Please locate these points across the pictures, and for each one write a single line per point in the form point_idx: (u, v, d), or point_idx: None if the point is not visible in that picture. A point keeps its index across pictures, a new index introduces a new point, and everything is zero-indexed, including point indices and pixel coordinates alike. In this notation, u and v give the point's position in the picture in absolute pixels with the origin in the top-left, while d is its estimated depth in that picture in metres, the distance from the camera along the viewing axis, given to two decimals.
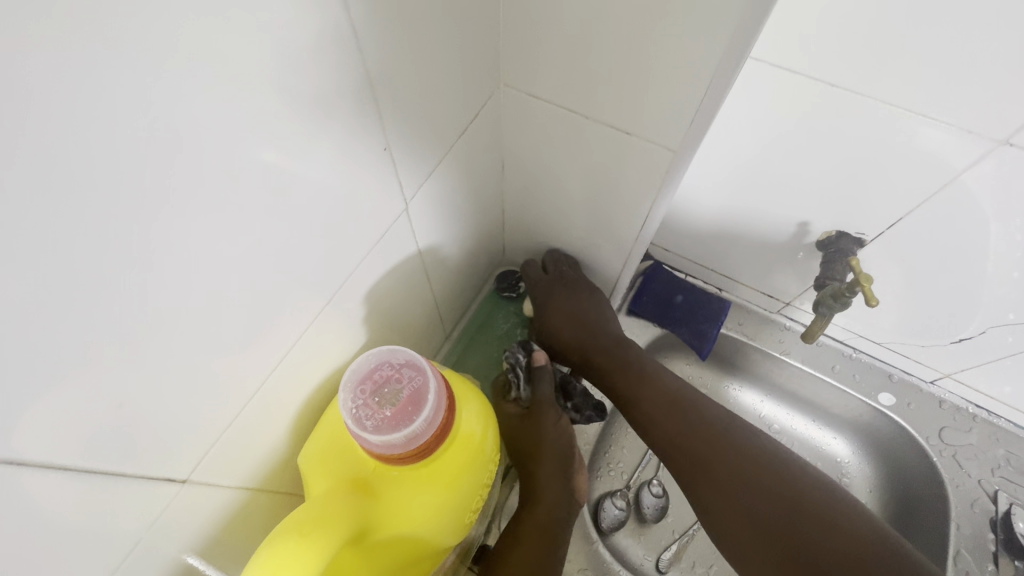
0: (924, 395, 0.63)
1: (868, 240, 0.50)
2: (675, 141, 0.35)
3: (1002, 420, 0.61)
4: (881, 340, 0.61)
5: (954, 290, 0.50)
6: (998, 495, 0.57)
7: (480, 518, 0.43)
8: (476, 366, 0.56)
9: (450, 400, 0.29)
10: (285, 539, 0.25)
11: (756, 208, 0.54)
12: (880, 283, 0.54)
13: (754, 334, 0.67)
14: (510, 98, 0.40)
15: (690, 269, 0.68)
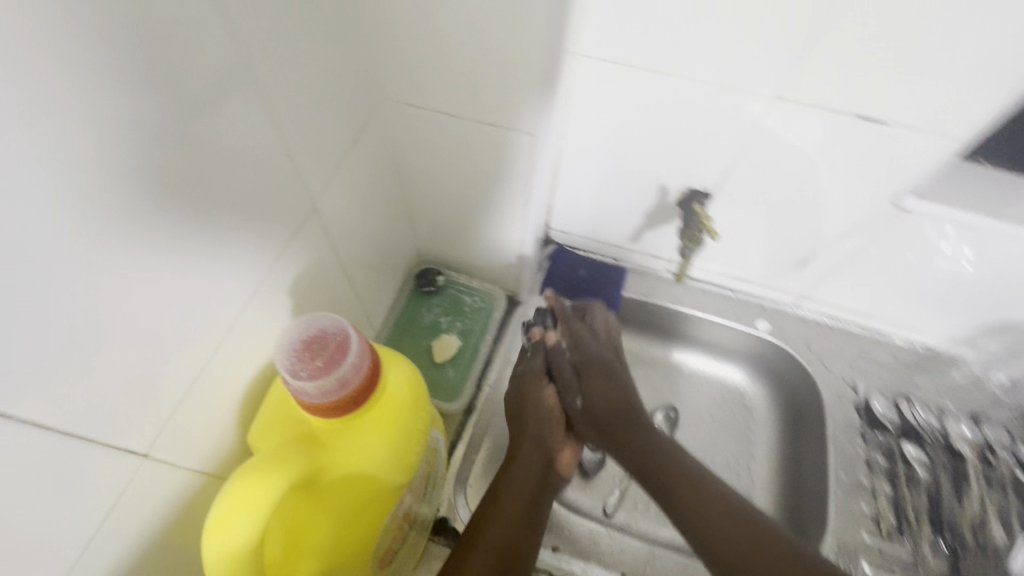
0: (790, 317, 0.75)
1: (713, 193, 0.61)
2: (529, 124, 0.43)
3: (850, 324, 0.74)
4: (749, 277, 0.73)
5: (785, 222, 0.62)
6: (857, 385, 0.70)
7: (427, 480, 0.48)
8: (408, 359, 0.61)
9: (376, 353, 0.34)
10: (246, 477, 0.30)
11: (626, 181, 0.64)
12: (732, 227, 0.66)
13: (650, 292, 0.77)
14: (392, 108, 0.46)
15: (587, 245, 0.77)
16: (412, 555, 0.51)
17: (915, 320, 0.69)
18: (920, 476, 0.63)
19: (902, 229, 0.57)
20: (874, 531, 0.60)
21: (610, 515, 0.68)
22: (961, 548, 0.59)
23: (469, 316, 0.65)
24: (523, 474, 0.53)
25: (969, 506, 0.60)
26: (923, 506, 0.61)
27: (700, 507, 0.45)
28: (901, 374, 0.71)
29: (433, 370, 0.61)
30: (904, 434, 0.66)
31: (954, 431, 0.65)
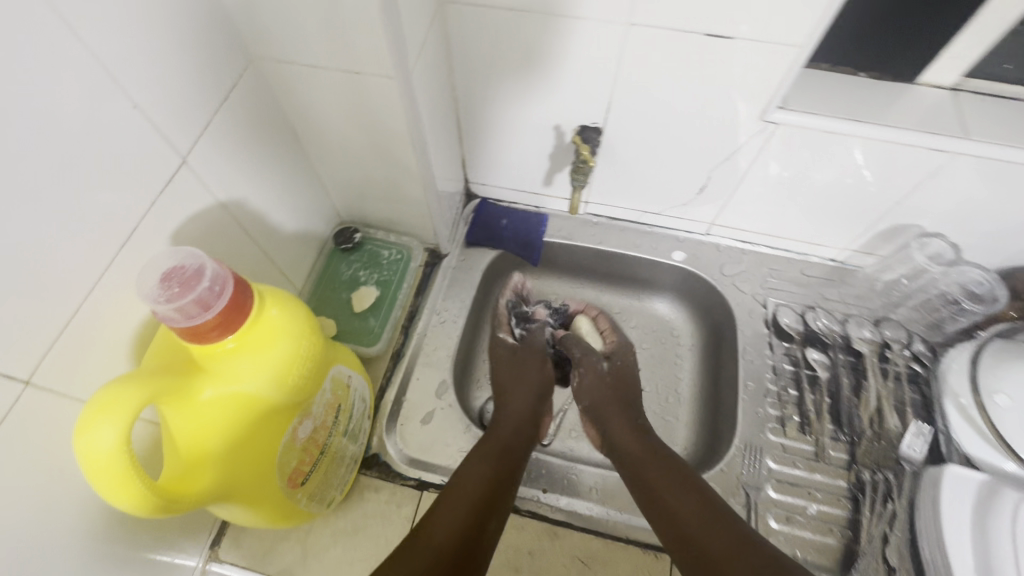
0: (705, 246, 0.79)
1: (605, 128, 0.64)
2: (394, 69, 0.46)
3: (761, 247, 0.77)
4: (661, 211, 0.76)
5: (675, 152, 0.66)
6: (767, 301, 0.74)
7: (341, 412, 0.52)
8: (330, 312, 0.64)
9: (243, 283, 0.38)
10: (123, 387, 0.32)
11: (524, 126, 0.67)
12: (628, 160, 0.69)
13: (572, 235, 0.80)
14: (267, 67, 0.49)
15: (507, 196, 0.80)
16: (342, 486, 0.56)
17: (817, 236, 0.73)
18: (822, 377, 0.67)
19: (780, 144, 0.60)
20: (778, 430, 0.65)
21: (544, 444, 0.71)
22: (859, 437, 0.63)
23: (386, 268, 0.68)
24: (478, 473, 0.54)
25: (865, 399, 0.65)
26: (824, 404, 0.66)
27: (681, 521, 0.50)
28: (808, 288, 0.75)
29: (354, 319, 0.64)
30: (809, 342, 0.70)
31: (855, 335, 0.70)
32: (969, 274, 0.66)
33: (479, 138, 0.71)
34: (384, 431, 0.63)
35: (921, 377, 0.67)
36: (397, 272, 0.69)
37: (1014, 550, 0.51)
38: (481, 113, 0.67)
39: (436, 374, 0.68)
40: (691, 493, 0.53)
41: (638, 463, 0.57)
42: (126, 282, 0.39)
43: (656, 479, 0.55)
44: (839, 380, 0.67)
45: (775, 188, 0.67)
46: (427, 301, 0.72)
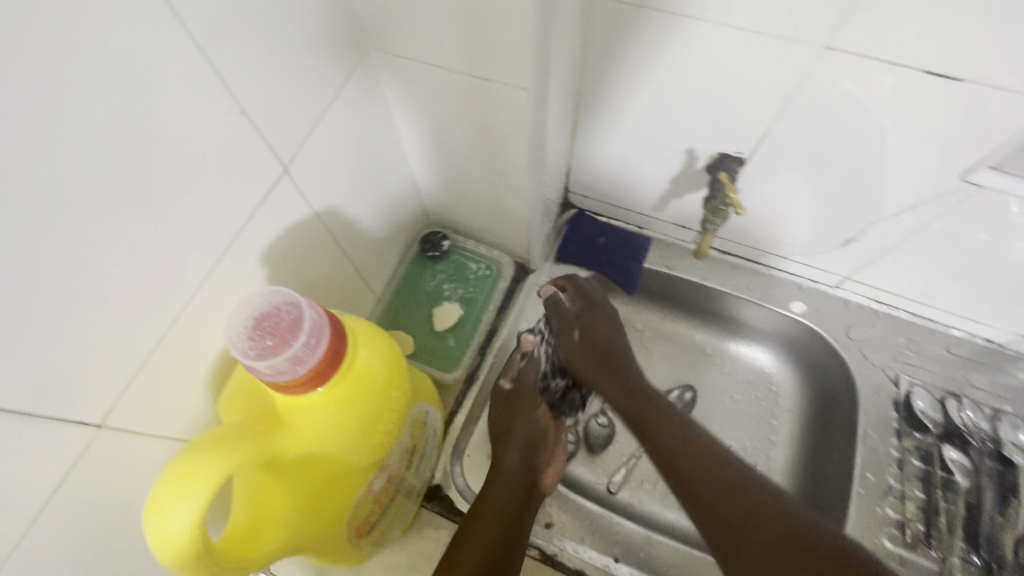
0: (832, 300, 0.68)
1: (749, 159, 0.55)
2: (530, 81, 0.39)
3: (900, 312, 0.66)
4: (787, 254, 0.66)
5: (829, 197, 0.55)
6: (900, 378, 0.63)
7: (414, 453, 0.47)
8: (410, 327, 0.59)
9: (338, 327, 0.33)
10: (198, 461, 0.28)
11: (649, 143, 0.58)
12: (765, 196, 0.59)
13: (675, 266, 0.71)
14: (383, 61, 0.42)
15: (608, 212, 0.72)
16: (402, 523, 0.52)
17: (978, 313, 0.61)
18: (960, 484, 0.57)
19: (973, 209, 0.49)
20: (896, 538, 0.55)
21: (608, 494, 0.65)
22: (999, 566, 0.53)
23: (473, 283, 0.62)
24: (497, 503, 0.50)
25: (1013, 521, 0.54)
26: (958, 516, 0.56)
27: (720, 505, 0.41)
28: (953, 370, 0.63)
29: (433, 337, 0.59)
30: (947, 437, 0.59)
31: (1007, 438, 0.58)
32: None
33: (592, 148, 0.63)
34: (448, 460, 0.58)
35: None
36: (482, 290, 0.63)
37: None
38: (603, 123, 0.58)
39: None
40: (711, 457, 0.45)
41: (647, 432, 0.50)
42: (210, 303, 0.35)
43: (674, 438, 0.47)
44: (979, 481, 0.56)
45: (945, 253, 0.55)
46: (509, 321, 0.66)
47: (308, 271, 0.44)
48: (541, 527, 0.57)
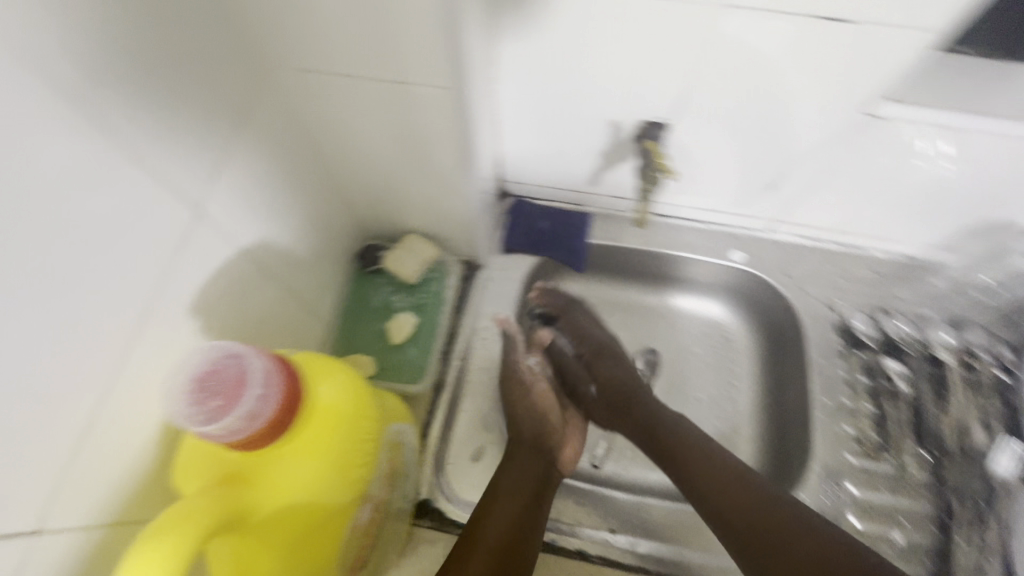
0: (768, 244, 0.71)
1: (672, 123, 0.56)
2: (446, 80, 0.39)
3: (829, 244, 0.70)
4: (720, 207, 0.69)
5: (750, 149, 0.58)
6: (838, 306, 0.67)
7: (394, 472, 0.45)
8: (364, 349, 0.56)
9: (287, 368, 0.32)
10: (152, 541, 0.26)
11: (572, 122, 0.59)
12: (690, 154, 0.61)
13: (620, 237, 0.72)
14: (286, 75, 0.42)
15: (546, 195, 0.72)
16: (395, 546, 0.51)
17: (894, 232, 0.67)
18: (904, 392, 0.62)
19: (879, 140, 0.52)
20: (858, 452, 0.60)
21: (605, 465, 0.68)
22: (945, 459, 0.59)
23: (419, 290, 0.60)
24: (506, 507, 0.51)
25: (951, 415, 0.60)
26: (906, 421, 0.61)
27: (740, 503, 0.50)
28: (881, 290, 0.68)
29: (392, 354, 0.56)
30: (887, 350, 0.64)
31: (934, 340, 0.64)
32: None
33: (518, 135, 0.62)
34: (433, 475, 0.57)
35: (1009, 388, 0.62)
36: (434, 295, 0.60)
37: None
38: (526, 108, 0.58)
39: (485, 405, 0.62)
40: (721, 473, 0.52)
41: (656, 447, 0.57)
42: (144, 349, 0.34)
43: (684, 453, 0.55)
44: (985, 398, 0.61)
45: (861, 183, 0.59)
46: (468, 321, 0.66)
47: (242, 312, 0.43)
48: None
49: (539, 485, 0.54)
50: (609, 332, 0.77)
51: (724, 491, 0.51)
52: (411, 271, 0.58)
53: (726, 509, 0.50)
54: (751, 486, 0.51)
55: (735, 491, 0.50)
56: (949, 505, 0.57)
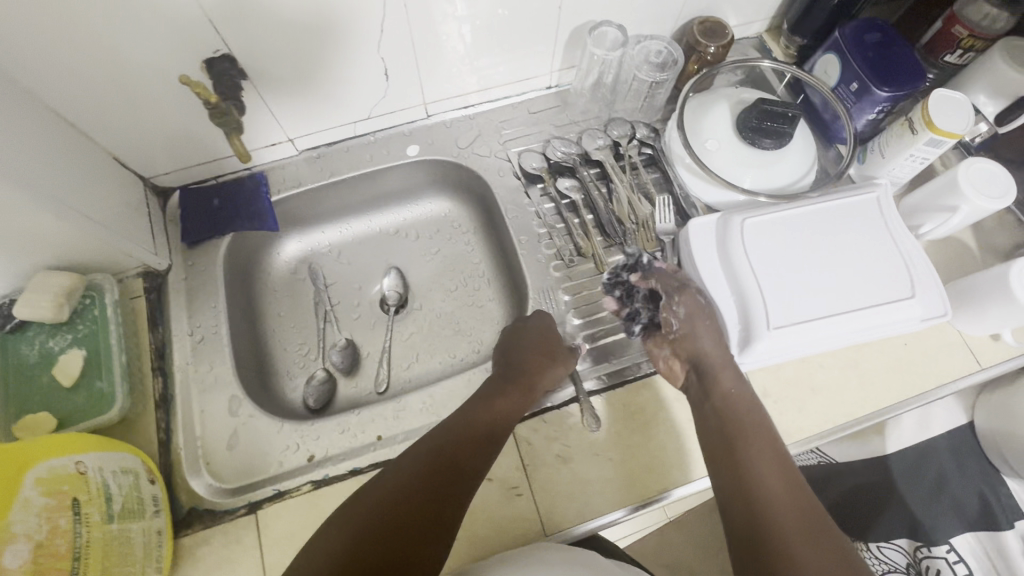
0: (434, 128, 0.75)
1: (233, 53, 0.56)
2: None
3: (483, 105, 0.76)
4: (370, 113, 0.71)
5: (336, 48, 0.60)
6: (509, 154, 0.74)
7: (83, 502, 0.43)
8: (37, 406, 0.54)
9: None
10: None
11: (149, 89, 0.56)
12: (292, 75, 0.61)
13: (300, 181, 0.72)
14: None
15: (206, 173, 0.70)
16: (156, 563, 0.49)
17: (521, 71, 0.73)
18: (579, 200, 0.71)
19: None
20: (561, 265, 0.68)
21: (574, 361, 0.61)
22: (626, 237, 0.68)
23: (80, 321, 0.58)
24: (418, 462, 0.48)
25: (619, 200, 0.70)
26: (589, 222, 0.70)
27: (740, 444, 0.50)
28: (538, 123, 0.76)
29: (72, 396, 0.55)
30: (557, 173, 0.72)
31: (590, 147, 0.73)
32: (650, 45, 0.70)
33: (112, 125, 0.58)
34: (188, 481, 0.56)
35: (656, 158, 0.74)
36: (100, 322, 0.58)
37: (750, 262, 0.60)
38: (90, 94, 0.54)
39: (220, 393, 0.61)
40: (743, 400, 0.53)
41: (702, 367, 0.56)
42: None
43: (711, 366, 0.56)
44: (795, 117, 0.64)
45: (452, 38, 0.64)
46: (171, 327, 0.63)
47: None
48: (305, 463, 0.58)
49: (480, 444, 0.51)
50: (352, 269, 0.78)
51: (728, 396, 0.54)
52: (54, 306, 0.55)
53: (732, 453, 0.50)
54: (763, 425, 0.51)
55: (746, 426, 0.51)
56: None
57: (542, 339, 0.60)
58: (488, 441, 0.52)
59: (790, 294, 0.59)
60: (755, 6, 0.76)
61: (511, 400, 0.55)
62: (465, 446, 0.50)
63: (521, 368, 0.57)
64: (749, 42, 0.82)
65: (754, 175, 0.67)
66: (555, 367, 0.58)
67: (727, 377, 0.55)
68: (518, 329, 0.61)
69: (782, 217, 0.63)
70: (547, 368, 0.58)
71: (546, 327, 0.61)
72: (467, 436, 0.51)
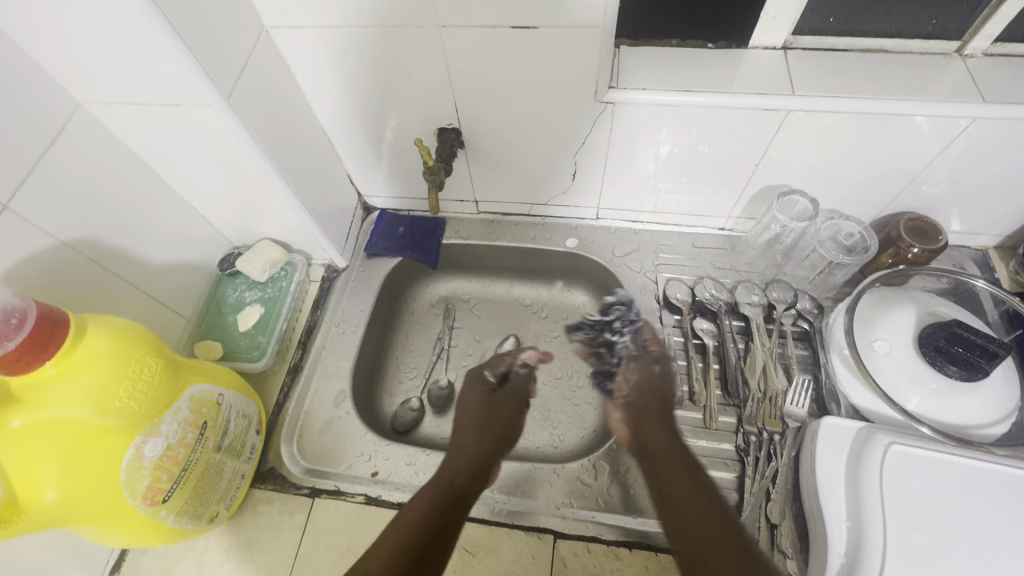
0: (598, 230, 0.81)
1: (461, 127, 0.67)
2: (205, 97, 0.48)
3: (651, 225, 0.80)
4: (549, 201, 0.79)
5: (542, 147, 0.68)
6: (659, 277, 0.76)
7: (208, 426, 0.53)
8: (217, 335, 0.70)
9: (54, 317, 0.42)
10: None
11: (392, 136, 0.71)
12: (498, 156, 0.71)
13: (470, 235, 0.82)
14: (100, 108, 0.51)
15: (404, 206, 0.84)
16: (229, 502, 0.57)
17: (698, 207, 0.75)
18: (710, 346, 0.70)
19: (628, 121, 0.62)
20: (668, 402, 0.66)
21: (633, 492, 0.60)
22: (747, 403, 0.64)
23: (271, 285, 0.73)
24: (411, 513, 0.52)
25: (751, 362, 0.67)
26: (713, 371, 0.68)
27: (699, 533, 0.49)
28: (698, 259, 0.77)
29: (240, 338, 0.70)
30: (698, 313, 0.72)
31: (742, 300, 0.71)
32: (844, 225, 0.69)
33: (357, 153, 0.74)
34: (280, 444, 0.65)
35: (810, 335, 0.70)
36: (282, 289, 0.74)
37: (883, 494, 0.52)
38: (353, 130, 0.70)
39: (335, 383, 0.70)
40: (694, 492, 0.53)
41: (663, 465, 0.56)
42: None
43: (667, 473, 0.56)
44: (1004, 353, 0.53)
45: (641, 164, 0.69)
46: (326, 314, 0.75)
47: (70, 294, 0.54)
48: (367, 477, 0.63)
49: (447, 493, 0.54)
50: (479, 321, 0.85)
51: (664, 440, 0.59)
52: (259, 269, 0.71)
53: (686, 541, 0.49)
54: (715, 509, 0.51)
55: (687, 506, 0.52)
56: (749, 444, 0.62)
57: (478, 402, 0.66)
58: (462, 487, 0.55)
59: (923, 554, 0.49)
60: (986, 219, 0.69)
61: (464, 459, 0.59)
62: (435, 492, 0.54)
63: (463, 432, 0.63)
64: (968, 252, 0.74)
65: (925, 399, 0.58)
66: (489, 430, 0.64)
67: (675, 478, 0.55)
68: (461, 404, 0.67)
69: (947, 460, 0.53)
70: (483, 432, 0.63)
71: (478, 389, 0.68)
72: (430, 489, 0.54)
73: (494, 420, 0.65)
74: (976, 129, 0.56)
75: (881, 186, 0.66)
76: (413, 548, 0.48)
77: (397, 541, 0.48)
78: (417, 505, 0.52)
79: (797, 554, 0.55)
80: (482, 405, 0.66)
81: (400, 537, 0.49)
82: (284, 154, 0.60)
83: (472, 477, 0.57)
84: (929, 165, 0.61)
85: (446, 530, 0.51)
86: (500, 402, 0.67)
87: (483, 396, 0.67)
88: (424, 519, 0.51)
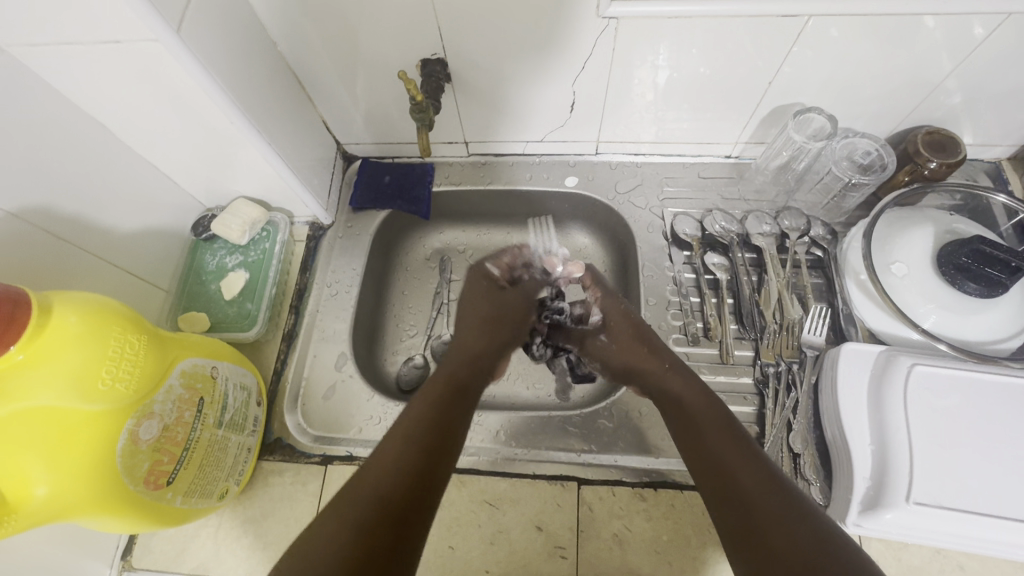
0: (598, 166, 0.76)
1: (447, 58, 0.61)
2: (148, 30, 0.41)
3: (654, 156, 0.75)
4: (544, 137, 0.73)
5: (537, 76, 0.62)
6: (664, 213, 0.73)
7: (204, 400, 0.49)
8: (202, 305, 0.65)
9: (12, 296, 0.38)
10: None
11: (369, 72, 0.63)
12: (488, 90, 0.65)
13: (462, 180, 0.77)
14: (26, 54, 0.43)
15: (389, 153, 0.78)
16: (237, 477, 0.55)
17: (704, 135, 0.71)
18: (723, 280, 0.68)
19: (632, 40, 0.56)
20: (682, 340, 0.65)
21: (652, 432, 0.60)
22: (764, 335, 0.63)
23: (253, 248, 0.68)
24: (402, 427, 0.45)
25: (766, 293, 0.65)
26: (727, 305, 0.66)
27: (736, 475, 0.42)
28: (704, 190, 0.74)
29: (227, 307, 0.65)
30: (708, 247, 0.69)
31: (753, 230, 0.69)
32: (859, 144, 0.66)
33: (331, 95, 0.67)
34: (284, 414, 0.62)
35: (823, 262, 0.68)
36: (265, 251, 0.69)
37: (907, 414, 0.51)
38: (325, 69, 0.63)
39: (334, 347, 0.66)
40: (726, 437, 0.45)
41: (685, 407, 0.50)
42: None
43: (687, 400, 0.50)
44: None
45: (644, 89, 0.63)
46: (316, 275, 0.70)
47: (30, 273, 0.49)
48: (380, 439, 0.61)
49: (450, 389, 0.51)
50: None
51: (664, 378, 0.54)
52: (239, 231, 0.65)
53: (709, 480, 0.43)
54: (752, 454, 0.43)
55: (726, 458, 0.43)
56: (768, 376, 0.61)
57: (484, 298, 0.63)
58: (451, 402, 0.49)
59: (949, 469, 0.49)
60: (1003, 129, 0.66)
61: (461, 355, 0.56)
62: (432, 401, 0.48)
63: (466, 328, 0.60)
64: (980, 164, 0.71)
65: (943, 318, 0.57)
66: (497, 324, 0.61)
67: (700, 411, 0.49)
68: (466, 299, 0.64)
69: (968, 375, 0.52)
70: (491, 330, 0.60)
71: (484, 286, 0.64)
72: (431, 388, 0.50)
73: (503, 319, 0.62)
74: (1009, 28, 0.51)
75: (899, 100, 0.62)
76: (416, 449, 0.43)
77: (398, 437, 0.43)
78: (413, 417, 0.46)
79: (819, 479, 0.55)
80: (489, 302, 0.62)
81: (405, 437, 0.43)
82: (248, 97, 0.53)
83: (471, 373, 0.54)
84: (952, 73, 0.57)
85: (450, 441, 0.45)
86: (508, 297, 0.64)
87: (489, 292, 0.64)
88: (433, 418, 0.46)
